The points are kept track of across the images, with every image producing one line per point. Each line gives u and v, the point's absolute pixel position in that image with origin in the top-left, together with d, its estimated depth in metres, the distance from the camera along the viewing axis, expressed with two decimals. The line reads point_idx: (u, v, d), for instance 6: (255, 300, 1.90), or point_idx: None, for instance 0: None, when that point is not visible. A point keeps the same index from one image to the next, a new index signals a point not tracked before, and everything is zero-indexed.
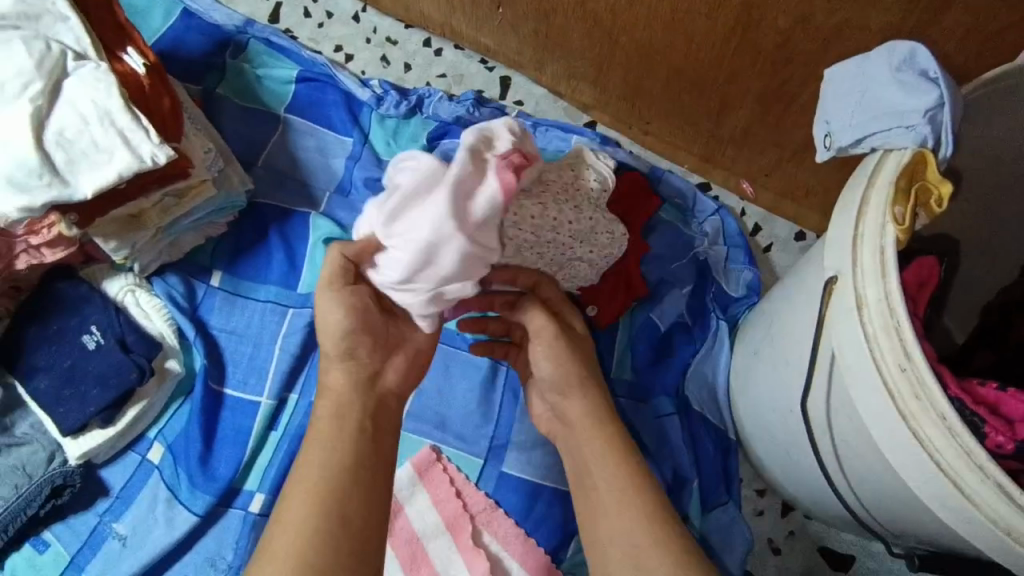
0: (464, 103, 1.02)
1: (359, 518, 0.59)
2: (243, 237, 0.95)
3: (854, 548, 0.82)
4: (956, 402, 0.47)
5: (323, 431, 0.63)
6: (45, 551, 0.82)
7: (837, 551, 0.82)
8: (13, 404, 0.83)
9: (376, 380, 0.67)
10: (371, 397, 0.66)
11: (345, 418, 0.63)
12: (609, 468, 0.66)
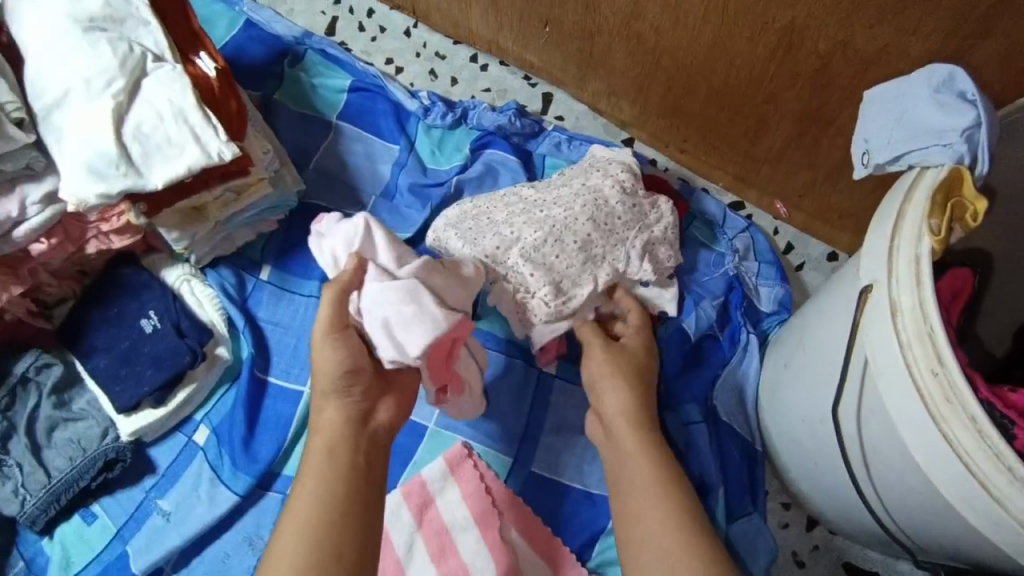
0: (506, 113, 1.06)
1: (352, 551, 0.62)
2: (292, 235, 1.00)
3: (879, 566, 0.82)
4: (986, 405, 0.49)
5: (314, 467, 0.67)
6: (92, 523, 0.85)
7: (863, 569, 0.82)
8: (72, 380, 0.87)
9: (367, 420, 0.71)
10: (363, 435, 0.70)
11: (336, 454, 0.67)
12: (646, 485, 0.74)
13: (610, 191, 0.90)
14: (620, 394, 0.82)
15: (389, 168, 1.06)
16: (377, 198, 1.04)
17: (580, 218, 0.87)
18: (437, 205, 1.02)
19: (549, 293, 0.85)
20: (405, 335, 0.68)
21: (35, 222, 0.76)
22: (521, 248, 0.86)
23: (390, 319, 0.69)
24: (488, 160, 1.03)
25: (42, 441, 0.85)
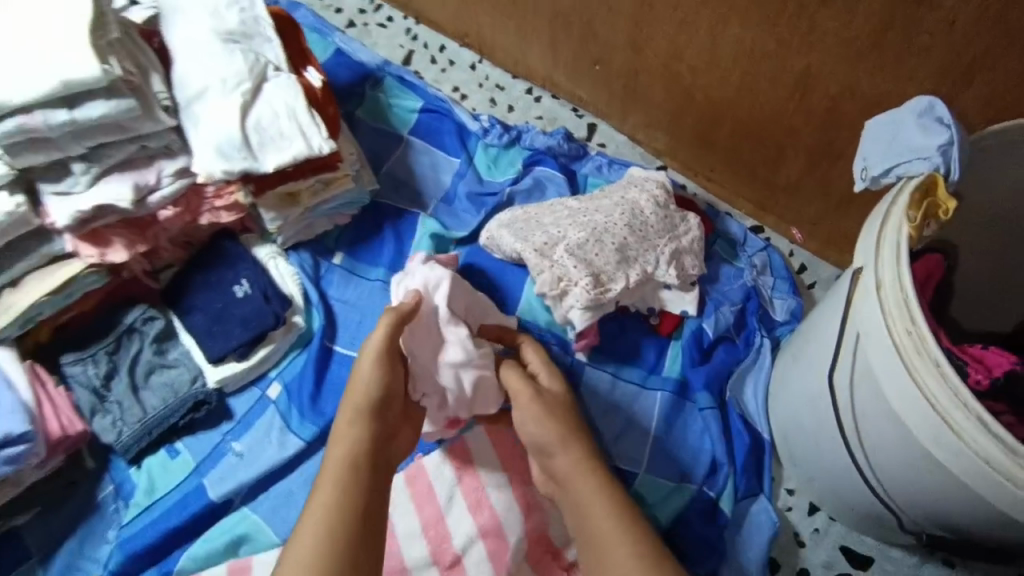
0: (556, 137, 1.21)
1: (362, 560, 0.67)
2: (363, 228, 1.15)
3: (873, 551, 0.91)
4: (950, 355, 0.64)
5: (337, 474, 0.72)
6: (175, 458, 0.97)
7: (858, 553, 0.91)
8: (170, 333, 1.01)
9: (388, 442, 0.80)
10: (380, 457, 0.77)
11: (358, 466, 0.73)
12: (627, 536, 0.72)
13: (644, 205, 1.03)
14: (572, 452, 0.79)
15: (450, 177, 1.21)
16: (438, 202, 1.19)
17: (620, 224, 1.01)
18: (491, 210, 1.16)
19: (589, 284, 0.96)
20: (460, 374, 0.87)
21: (167, 190, 0.91)
22: (567, 244, 0.99)
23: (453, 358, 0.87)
24: (538, 175, 1.18)
25: (140, 382, 0.98)
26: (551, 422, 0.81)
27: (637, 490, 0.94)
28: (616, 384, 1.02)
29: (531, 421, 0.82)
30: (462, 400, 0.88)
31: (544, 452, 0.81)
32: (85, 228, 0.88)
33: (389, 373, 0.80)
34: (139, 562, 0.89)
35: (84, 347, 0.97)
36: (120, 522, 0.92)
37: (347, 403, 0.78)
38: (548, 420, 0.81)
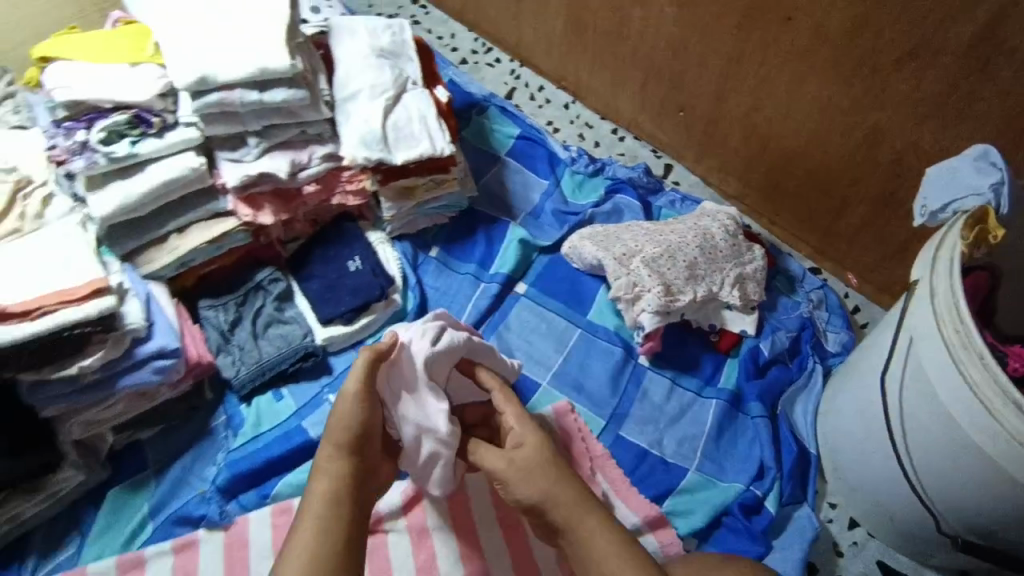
0: (637, 170, 1.36)
1: None
2: (459, 230, 1.30)
3: (907, 569, 0.97)
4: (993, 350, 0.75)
5: (323, 502, 0.72)
6: (279, 401, 1.10)
7: (894, 569, 0.96)
8: (288, 295, 1.16)
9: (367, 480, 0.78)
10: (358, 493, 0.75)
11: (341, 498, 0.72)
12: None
13: (715, 231, 1.15)
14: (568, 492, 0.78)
15: (539, 196, 1.37)
16: (526, 215, 1.34)
17: (692, 245, 1.13)
18: (572, 227, 1.30)
19: (661, 291, 1.08)
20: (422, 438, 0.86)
21: (314, 170, 1.08)
22: (643, 256, 1.12)
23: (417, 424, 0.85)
24: (618, 202, 1.31)
25: (259, 331, 1.13)
26: (535, 481, 0.79)
27: (688, 483, 1.02)
28: (673, 389, 1.12)
29: (514, 484, 0.80)
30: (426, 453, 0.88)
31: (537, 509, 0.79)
32: (245, 192, 1.05)
33: (368, 411, 0.79)
34: (240, 483, 1.01)
35: (220, 295, 1.14)
36: (227, 448, 1.04)
37: (326, 439, 0.77)
38: (537, 476, 0.79)
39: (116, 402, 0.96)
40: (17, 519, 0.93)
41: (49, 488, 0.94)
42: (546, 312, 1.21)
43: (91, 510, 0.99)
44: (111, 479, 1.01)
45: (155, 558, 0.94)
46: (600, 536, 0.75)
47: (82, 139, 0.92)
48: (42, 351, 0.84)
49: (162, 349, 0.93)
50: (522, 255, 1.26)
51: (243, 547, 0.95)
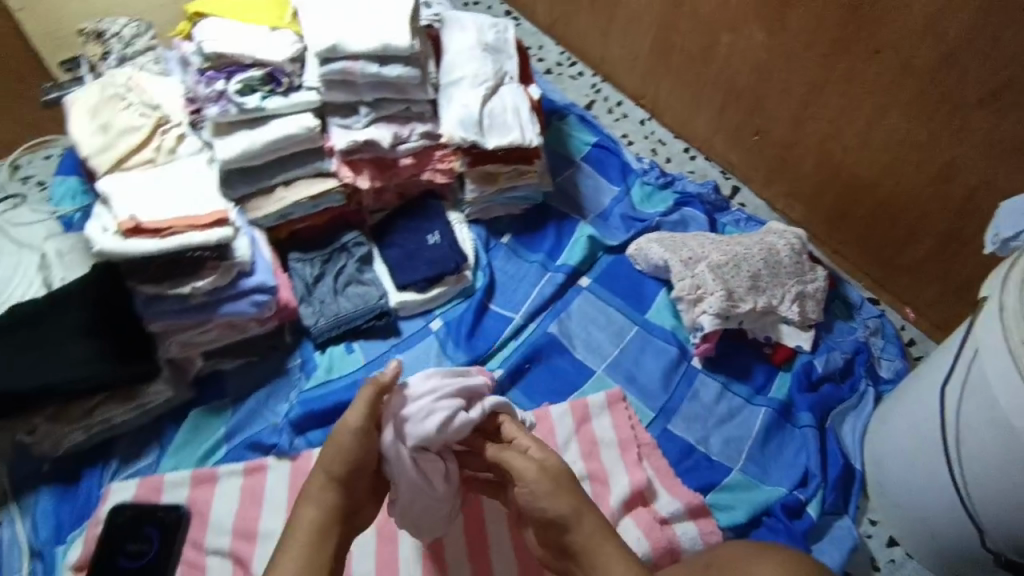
0: (706, 187, 1.42)
1: None
2: (531, 222, 1.37)
3: None
4: None
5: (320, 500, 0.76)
6: (351, 353, 1.18)
7: None
8: (368, 260, 1.23)
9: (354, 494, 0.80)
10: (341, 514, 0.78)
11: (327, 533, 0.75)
12: None
13: (781, 247, 1.19)
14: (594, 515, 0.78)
15: (609, 200, 1.42)
16: (595, 216, 1.39)
17: (758, 258, 1.17)
18: (639, 232, 1.35)
19: (722, 297, 1.13)
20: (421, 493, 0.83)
21: (412, 145, 1.16)
22: (708, 261, 1.16)
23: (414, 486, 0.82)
24: (686, 214, 1.37)
25: (340, 288, 1.20)
26: (563, 496, 0.78)
27: (731, 480, 1.06)
28: (723, 393, 1.15)
29: (542, 492, 0.78)
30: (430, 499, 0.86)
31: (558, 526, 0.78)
32: (348, 156, 1.14)
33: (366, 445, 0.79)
34: (309, 421, 1.08)
35: (308, 251, 1.23)
36: (300, 388, 1.12)
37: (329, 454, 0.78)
38: (562, 494, 0.78)
39: (211, 329, 1.04)
40: (108, 422, 1.02)
41: (142, 398, 1.03)
42: (606, 307, 1.26)
43: (173, 426, 1.07)
44: (193, 400, 1.10)
45: (225, 477, 1.02)
46: (616, 565, 0.75)
47: (220, 88, 1.03)
48: (167, 267, 0.95)
49: (262, 285, 1.02)
50: (589, 250, 1.31)
51: (306, 477, 1.02)
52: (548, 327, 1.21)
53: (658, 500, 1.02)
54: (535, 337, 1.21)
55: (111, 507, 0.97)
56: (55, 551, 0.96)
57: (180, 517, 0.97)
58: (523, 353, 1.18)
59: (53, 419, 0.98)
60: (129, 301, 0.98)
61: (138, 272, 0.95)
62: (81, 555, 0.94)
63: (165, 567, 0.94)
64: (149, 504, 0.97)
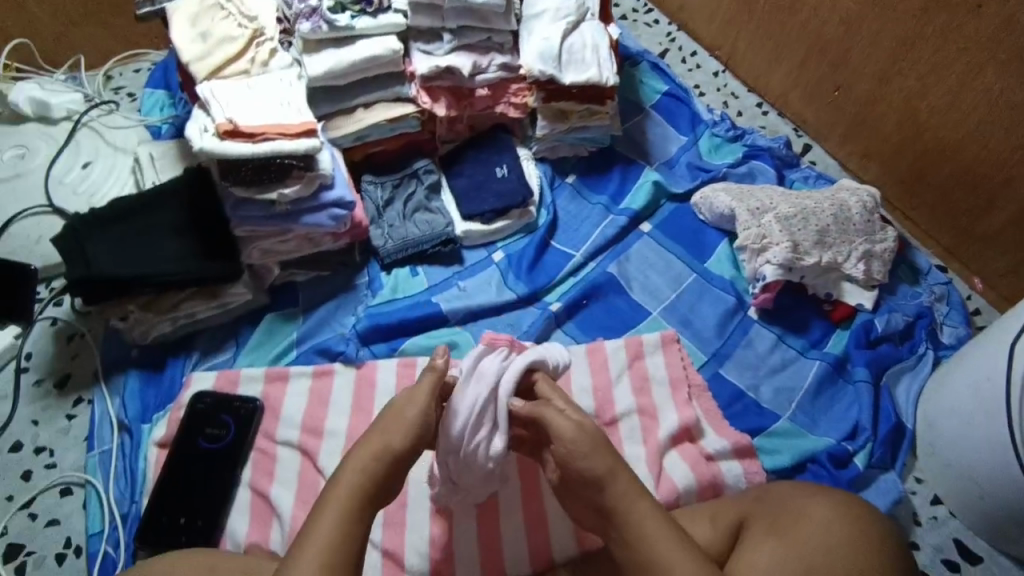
0: (778, 142, 1.39)
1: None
2: (596, 164, 1.37)
3: (985, 553, 0.99)
4: None
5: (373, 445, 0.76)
6: (416, 276, 1.22)
7: (971, 549, 0.99)
8: (436, 188, 1.26)
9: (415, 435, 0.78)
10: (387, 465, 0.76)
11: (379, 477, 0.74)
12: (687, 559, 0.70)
13: (853, 204, 1.18)
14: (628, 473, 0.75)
15: (676, 149, 1.40)
16: (660, 164, 1.38)
17: (827, 213, 1.16)
18: (705, 182, 1.34)
19: (787, 247, 1.14)
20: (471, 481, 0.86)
21: (489, 76, 1.18)
22: (776, 213, 1.17)
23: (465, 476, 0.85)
24: (754, 167, 1.35)
25: (408, 213, 1.23)
26: (601, 455, 0.75)
27: (779, 427, 1.07)
28: (777, 344, 1.16)
29: (579, 452, 0.75)
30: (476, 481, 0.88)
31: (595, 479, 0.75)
32: (427, 82, 1.17)
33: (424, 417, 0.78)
34: (375, 334, 1.13)
35: (380, 175, 1.26)
36: (367, 303, 1.17)
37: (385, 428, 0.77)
38: (600, 453, 0.75)
39: (290, 239, 1.10)
40: (192, 316, 1.10)
41: (225, 298, 1.09)
42: (666, 254, 1.26)
43: (249, 327, 1.14)
44: (269, 306, 1.16)
45: (296, 377, 1.07)
46: (651, 520, 0.72)
47: (314, 5, 1.07)
48: (257, 172, 1.01)
49: (342, 200, 1.07)
50: (652, 196, 1.31)
51: (371, 386, 1.07)
52: (608, 266, 1.24)
53: (705, 438, 1.04)
54: (595, 274, 1.23)
55: (193, 393, 1.05)
56: (142, 428, 1.04)
57: (255, 409, 1.03)
58: (581, 289, 1.20)
59: (143, 308, 1.06)
60: (215, 197, 1.05)
61: (231, 173, 1.00)
62: (166, 432, 1.02)
63: (240, 452, 1.01)
64: (227, 394, 1.04)
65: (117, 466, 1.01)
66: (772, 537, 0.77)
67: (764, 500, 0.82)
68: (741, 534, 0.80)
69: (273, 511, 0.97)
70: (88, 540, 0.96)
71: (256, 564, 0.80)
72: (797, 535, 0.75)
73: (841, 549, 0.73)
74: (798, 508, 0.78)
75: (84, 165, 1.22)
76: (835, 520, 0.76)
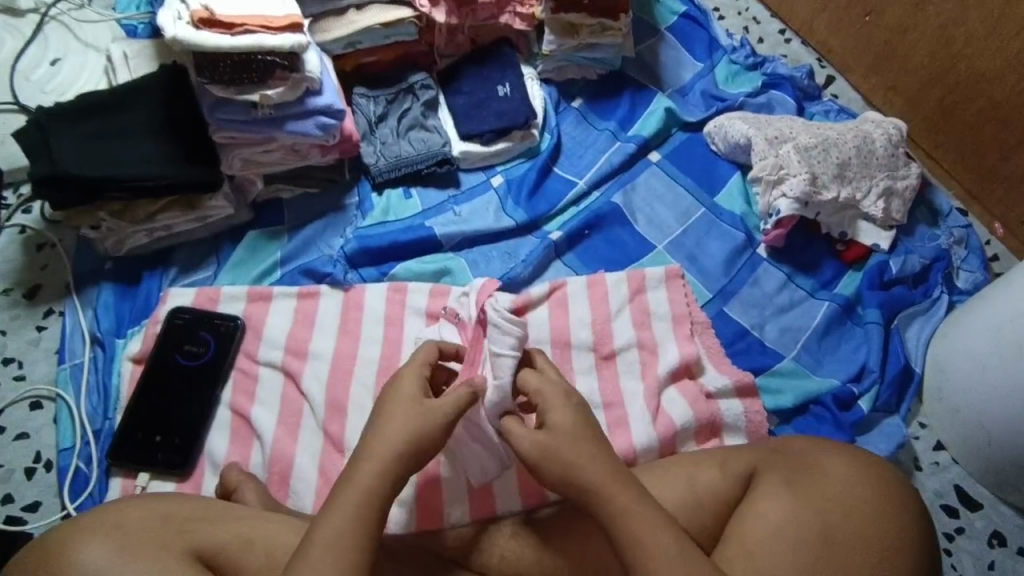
0: (800, 72, 1.30)
1: None
2: (606, 88, 1.27)
3: (985, 500, 0.97)
4: None
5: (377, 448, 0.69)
6: (409, 199, 1.14)
7: (971, 496, 0.98)
8: (433, 105, 1.17)
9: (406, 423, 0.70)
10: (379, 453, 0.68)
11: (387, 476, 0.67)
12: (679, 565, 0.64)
13: (876, 138, 1.13)
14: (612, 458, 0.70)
15: (690, 76, 1.30)
16: (673, 90, 1.29)
17: (848, 148, 1.11)
18: (720, 111, 1.25)
19: (806, 180, 1.09)
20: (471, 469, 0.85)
21: None
22: (796, 143, 1.11)
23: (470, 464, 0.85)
24: (774, 97, 1.26)
25: (402, 131, 1.14)
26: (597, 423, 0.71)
27: (782, 367, 1.02)
28: (786, 284, 1.10)
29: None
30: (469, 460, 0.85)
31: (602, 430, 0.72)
32: None
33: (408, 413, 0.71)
34: (363, 257, 1.06)
35: (373, 89, 1.16)
36: (356, 225, 1.10)
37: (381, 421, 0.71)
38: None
39: (274, 149, 1.03)
40: (169, 229, 1.03)
41: (204, 209, 1.03)
42: (675, 186, 1.18)
43: (232, 243, 1.08)
44: (252, 223, 1.10)
45: (280, 297, 1.01)
46: (638, 506, 0.67)
47: None
48: (236, 69, 0.93)
49: (330, 107, 1.00)
50: (663, 123, 1.22)
51: (358, 309, 1.01)
52: (612, 196, 1.15)
53: (705, 375, 0.99)
54: (599, 204, 1.15)
55: (170, 308, 0.99)
56: (116, 342, 0.99)
57: (237, 328, 0.98)
58: (583, 219, 1.13)
59: (115, 216, 0.99)
60: (194, 101, 1.00)
61: (208, 68, 0.93)
62: (141, 347, 0.97)
63: (218, 371, 0.96)
64: (207, 311, 0.99)
65: (89, 381, 0.97)
66: (788, 492, 0.72)
67: (781, 451, 0.77)
68: (752, 485, 0.74)
69: (255, 433, 0.93)
70: (59, 454, 0.92)
71: (229, 509, 0.73)
72: (815, 491, 0.72)
73: (862, 512, 0.71)
74: (817, 462, 0.74)
75: (52, 62, 1.13)
76: (855, 477, 0.73)
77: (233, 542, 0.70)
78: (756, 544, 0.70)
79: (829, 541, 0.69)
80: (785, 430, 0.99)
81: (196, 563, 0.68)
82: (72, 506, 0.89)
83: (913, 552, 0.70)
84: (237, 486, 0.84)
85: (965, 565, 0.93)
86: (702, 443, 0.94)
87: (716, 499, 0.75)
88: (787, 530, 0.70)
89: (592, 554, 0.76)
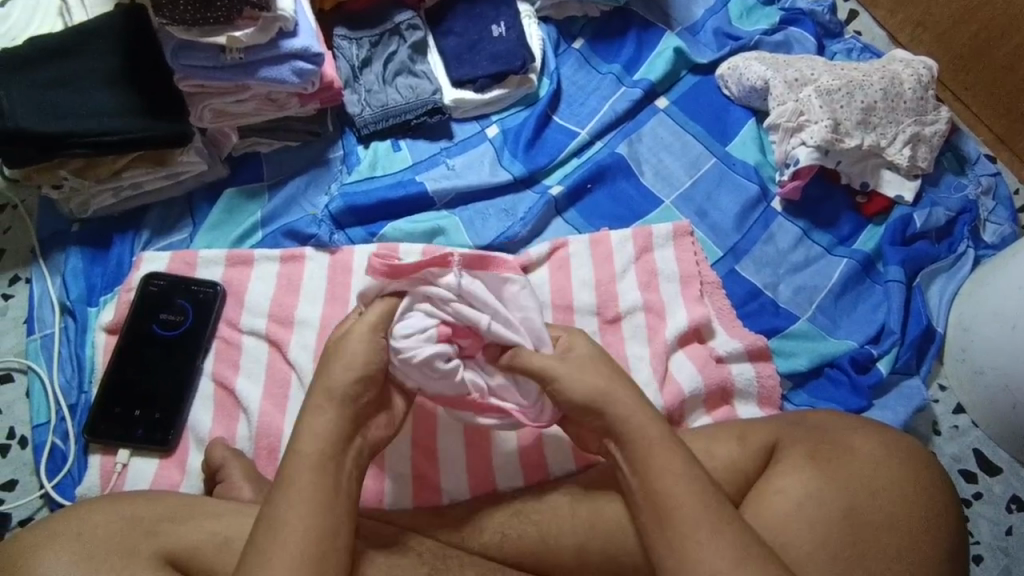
0: (822, 6, 1.19)
1: None
2: (609, 26, 1.16)
3: (1005, 464, 0.94)
4: None
5: None
6: (396, 152, 1.05)
7: (990, 460, 0.94)
8: (420, 48, 1.07)
9: None
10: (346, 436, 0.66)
11: None
12: (713, 541, 0.60)
13: (905, 79, 1.06)
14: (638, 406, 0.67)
15: (702, 11, 1.19)
16: (683, 28, 1.18)
17: (875, 89, 1.04)
18: (734, 51, 1.15)
19: (827, 126, 1.01)
20: (454, 460, 0.84)
21: None
22: (817, 86, 1.04)
23: (455, 450, 0.84)
24: (792, 34, 1.16)
25: (389, 77, 1.05)
26: (596, 374, 0.68)
27: (796, 328, 0.96)
28: (802, 240, 1.03)
29: (582, 370, 0.68)
30: (469, 448, 0.84)
31: (604, 401, 0.67)
32: None
33: None
34: (349, 217, 0.99)
35: (356, 29, 1.06)
36: (341, 180, 1.02)
37: None
38: (592, 372, 0.69)
39: (248, 99, 0.94)
40: (138, 187, 0.96)
41: (175, 166, 0.95)
42: (685, 134, 1.09)
43: (208, 201, 1.00)
44: (228, 179, 1.01)
45: (262, 262, 0.94)
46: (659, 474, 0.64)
47: None
48: (199, 7, 0.83)
49: (306, 51, 0.91)
50: (672, 66, 1.12)
51: (346, 272, 0.94)
52: (617, 147, 1.07)
53: (715, 338, 0.93)
54: (601, 156, 1.06)
55: (143, 275, 0.92)
56: (88, 311, 0.93)
57: (216, 294, 0.92)
58: (587, 172, 1.04)
59: (77, 174, 0.91)
60: (156, 46, 0.91)
61: (167, 6, 0.83)
62: (114, 316, 0.91)
63: (197, 341, 0.90)
64: (182, 276, 0.92)
65: (61, 352, 0.91)
66: (812, 467, 0.70)
67: (804, 425, 0.74)
68: (774, 458, 0.72)
69: (239, 406, 0.88)
70: (33, 430, 0.87)
71: (202, 504, 0.69)
72: (840, 469, 0.70)
73: (890, 489, 0.69)
74: (842, 439, 0.72)
75: None
76: (884, 457, 0.70)
77: (209, 542, 0.66)
78: (777, 521, 0.67)
79: (854, 521, 0.67)
80: (799, 395, 0.94)
81: (161, 567, 0.64)
82: (49, 485, 0.84)
83: (938, 529, 0.68)
84: (222, 464, 0.79)
85: (982, 531, 0.91)
86: (712, 410, 0.89)
87: (734, 471, 0.72)
88: (807, 505, 0.68)
89: (600, 529, 0.72)
